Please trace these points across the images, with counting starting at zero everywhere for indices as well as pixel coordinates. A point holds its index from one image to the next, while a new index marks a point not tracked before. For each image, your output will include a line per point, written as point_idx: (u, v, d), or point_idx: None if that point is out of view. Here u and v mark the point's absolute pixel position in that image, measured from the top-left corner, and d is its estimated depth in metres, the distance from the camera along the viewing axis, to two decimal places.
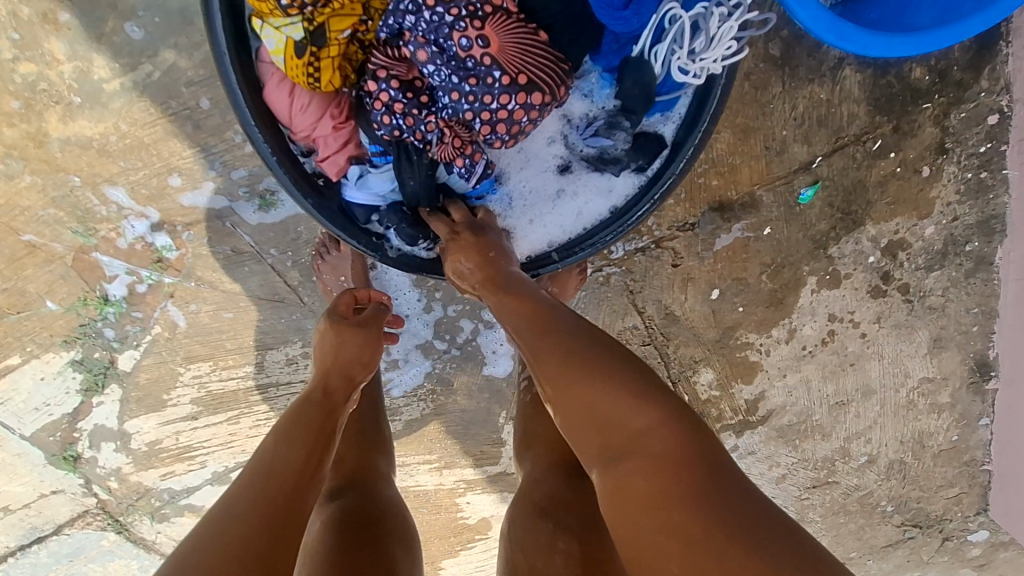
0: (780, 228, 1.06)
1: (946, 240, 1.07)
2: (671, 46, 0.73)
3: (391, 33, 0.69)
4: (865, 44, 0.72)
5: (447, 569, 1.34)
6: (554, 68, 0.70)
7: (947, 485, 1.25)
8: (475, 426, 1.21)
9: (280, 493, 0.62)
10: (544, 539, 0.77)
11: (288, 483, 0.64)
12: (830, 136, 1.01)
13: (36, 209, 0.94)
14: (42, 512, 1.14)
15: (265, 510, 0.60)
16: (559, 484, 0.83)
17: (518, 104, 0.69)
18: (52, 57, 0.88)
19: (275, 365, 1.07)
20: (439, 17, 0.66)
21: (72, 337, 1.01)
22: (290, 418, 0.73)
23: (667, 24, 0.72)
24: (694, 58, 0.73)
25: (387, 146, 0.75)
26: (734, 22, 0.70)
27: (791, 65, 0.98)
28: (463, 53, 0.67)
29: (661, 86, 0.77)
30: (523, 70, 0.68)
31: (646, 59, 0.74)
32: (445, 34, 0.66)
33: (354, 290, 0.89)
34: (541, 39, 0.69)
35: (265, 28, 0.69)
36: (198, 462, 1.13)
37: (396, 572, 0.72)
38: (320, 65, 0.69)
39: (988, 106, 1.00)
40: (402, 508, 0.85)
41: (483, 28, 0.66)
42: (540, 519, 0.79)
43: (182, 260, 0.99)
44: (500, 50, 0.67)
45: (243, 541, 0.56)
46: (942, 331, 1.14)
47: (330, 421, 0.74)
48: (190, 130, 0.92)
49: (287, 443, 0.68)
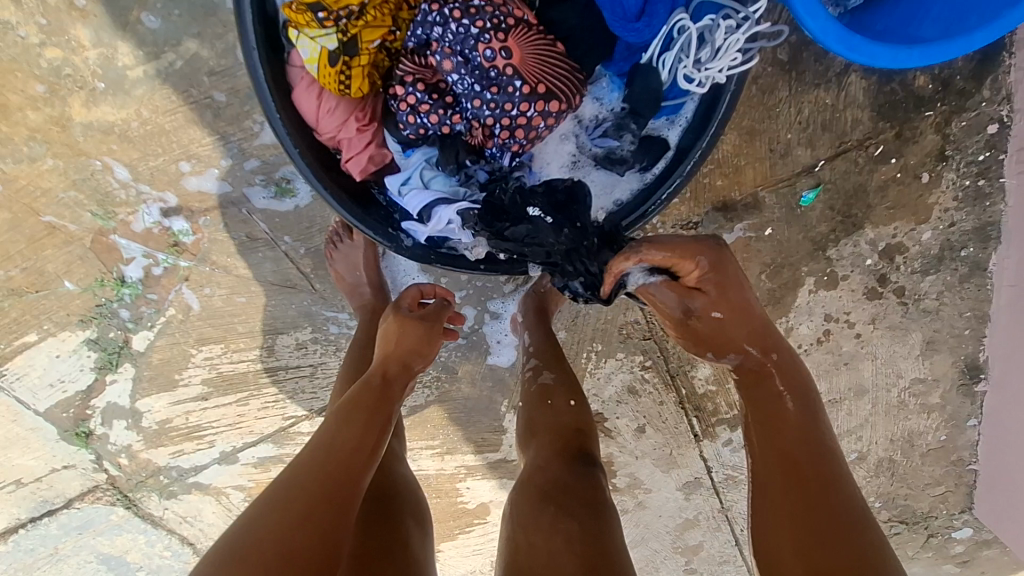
0: (781, 229, 1.08)
1: (943, 245, 1.10)
2: (677, 55, 0.76)
3: (418, 42, 0.73)
4: (873, 54, 0.72)
5: (446, 552, 1.38)
6: (571, 78, 0.74)
7: (934, 483, 1.29)
8: (477, 413, 1.24)
9: (341, 470, 0.67)
10: (546, 521, 0.80)
11: (348, 460, 0.69)
12: (834, 140, 1.03)
13: (57, 191, 0.96)
14: (53, 486, 1.17)
15: (324, 483, 0.65)
16: (563, 469, 0.87)
17: (536, 112, 0.73)
18: (77, 43, 0.90)
19: (285, 349, 1.09)
20: (465, 29, 0.70)
21: (89, 317, 1.04)
22: (351, 398, 0.77)
23: (676, 34, 0.75)
24: (700, 67, 0.76)
25: (413, 142, 0.79)
26: (742, 36, 0.72)
27: (798, 71, 1.00)
28: (487, 64, 0.70)
29: (667, 92, 0.80)
30: (541, 80, 0.72)
31: (654, 65, 0.77)
32: (470, 46, 0.70)
33: (420, 286, 0.94)
34: (559, 50, 0.73)
35: (300, 39, 0.72)
36: (206, 441, 1.16)
37: (411, 548, 0.75)
38: (351, 73, 0.73)
39: (988, 115, 1.02)
40: (415, 484, 0.89)
41: (506, 40, 0.70)
42: (542, 502, 0.82)
43: (197, 245, 1.01)
44: (521, 61, 0.71)
45: (302, 511, 0.62)
46: (935, 334, 1.18)
47: (387, 403, 0.78)
48: (209, 119, 0.94)
49: (345, 422, 0.73)
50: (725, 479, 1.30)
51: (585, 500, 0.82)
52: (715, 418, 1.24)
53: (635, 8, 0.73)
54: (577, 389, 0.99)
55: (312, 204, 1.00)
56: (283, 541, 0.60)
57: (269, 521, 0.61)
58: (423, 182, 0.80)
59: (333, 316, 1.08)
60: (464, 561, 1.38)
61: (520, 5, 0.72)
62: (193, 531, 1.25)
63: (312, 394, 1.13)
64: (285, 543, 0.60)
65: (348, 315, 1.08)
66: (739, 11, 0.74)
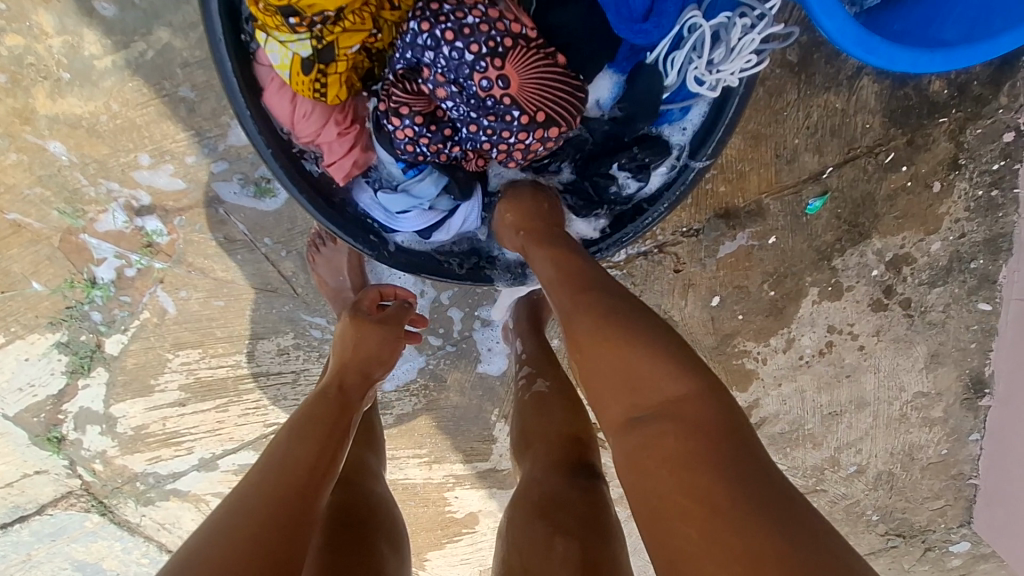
0: (785, 237, 1.04)
1: (952, 256, 1.06)
2: (688, 54, 0.70)
3: (408, 65, 0.67)
4: (891, 57, 0.68)
5: (432, 561, 1.33)
6: (573, 99, 0.68)
7: (934, 497, 1.26)
8: (466, 422, 1.20)
9: (300, 476, 0.62)
10: (539, 540, 0.75)
11: (314, 472, 0.64)
12: (843, 146, 0.99)
13: (22, 187, 0.91)
14: (24, 492, 1.12)
15: (283, 496, 0.59)
16: (559, 482, 0.82)
17: (534, 140, 0.68)
18: (40, 30, 0.84)
19: (266, 354, 1.05)
20: (459, 53, 0.64)
21: (58, 319, 0.99)
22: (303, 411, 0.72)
23: (685, 32, 0.69)
24: (712, 69, 0.70)
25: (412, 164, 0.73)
26: (758, 35, 0.67)
27: (807, 73, 0.95)
28: (484, 93, 0.65)
29: (673, 95, 0.74)
30: (541, 107, 0.66)
31: (660, 67, 0.71)
32: (465, 73, 0.64)
33: (380, 287, 0.92)
34: (560, 67, 0.67)
35: (270, 42, 0.66)
36: (184, 448, 1.12)
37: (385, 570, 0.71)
38: (327, 81, 0.68)
39: (1005, 123, 0.98)
40: (392, 504, 0.85)
41: (503, 66, 0.64)
42: (536, 519, 0.78)
43: (173, 245, 0.96)
44: (520, 90, 0.65)
45: (251, 535, 0.54)
46: (940, 347, 1.14)
47: (345, 417, 0.74)
48: (184, 113, 0.89)
49: (299, 438, 0.67)
50: None
51: (584, 516, 0.77)
52: None
53: (642, 8, 0.67)
54: (574, 398, 0.95)
55: (294, 205, 0.95)
56: (238, 555, 0.53)
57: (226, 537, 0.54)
58: (429, 208, 0.76)
59: (315, 321, 1.03)
60: (451, 570, 1.34)
61: (517, 18, 0.65)
62: (170, 539, 1.20)
63: (293, 401, 1.09)
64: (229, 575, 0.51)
65: (333, 320, 1.04)
66: (756, 7, 0.68)
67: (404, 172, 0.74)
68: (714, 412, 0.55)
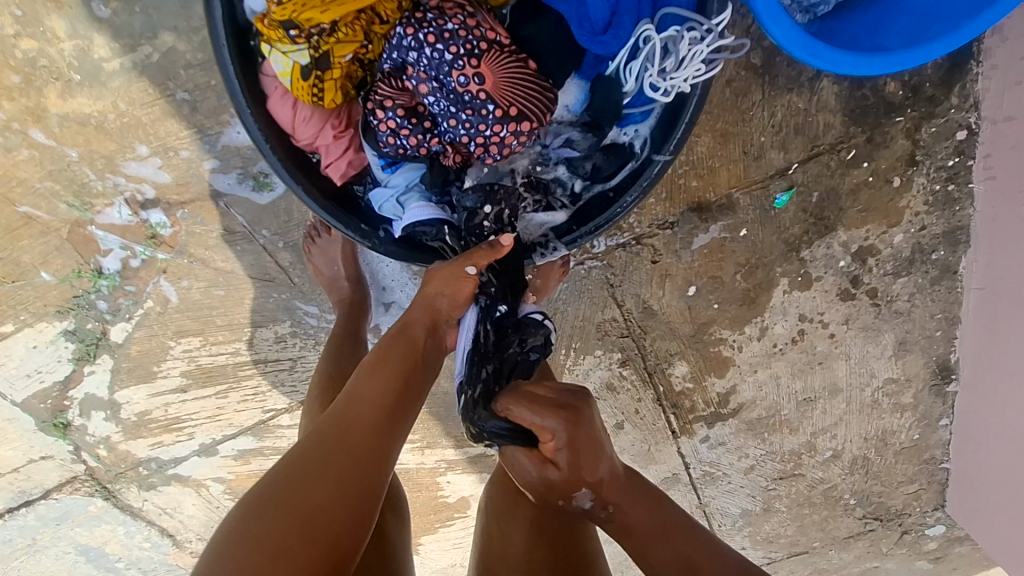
0: (756, 230, 1.10)
1: (914, 248, 1.12)
2: (644, 64, 0.77)
3: (394, 65, 0.74)
4: (835, 61, 0.74)
5: (426, 545, 1.39)
6: (541, 97, 0.74)
7: (907, 481, 1.32)
8: (457, 408, 1.25)
9: (360, 445, 0.69)
10: (518, 512, 0.87)
11: (372, 445, 0.70)
12: (807, 143, 1.05)
13: (33, 181, 0.96)
14: (31, 477, 1.17)
15: (348, 441, 0.68)
16: None
17: (509, 132, 0.73)
18: (52, 35, 0.90)
19: (264, 342, 1.10)
20: (439, 54, 0.70)
21: (66, 307, 1.04)
22: (371, 364, 0.77)
23: (642, 43, 0.76)
24: (665, 76, 0.76)
25: (393, 157, 0.79)
26: (706, 47, 0.73)
27: (770, 75, 1.01)
28: (461, 88, 0.71)
29: (633, 100, 0.80)
30: (514, 103, 0.72)
31: (620, 75, 0.78)
32: (445, 71, 0.71)
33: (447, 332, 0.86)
34: (531, 70, 0.73)
35: (272, 52, 0.72)
36: (186, 433, 1.17)
37: (386, 535, 0.88)
38: (324, 87, 0.74)
39: (957, 122, 1.04)
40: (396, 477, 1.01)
41: (479, 65, 0.71)
42: (517, 495, 0.88)
43: (176, 237, 1.02)
44: (494, 86, 0.71)
45: (328, 464, 0.66)
46: (906, 335, 1.20)
47: (413, 385, 0.78)
48: (187, 112, 0.94)
49: (370, 379, 0.75)
50: (702, 475, 1.32)
51: None
52: (692, 416, 1.26)
53: (602, 22, 0.75)
54: None
55: (290, 199, 1.01)
56: (320, 482, 0.64)
57: (288, 484, 0.64)
58: (399, 205, 0.82)
59: (311, 310, 1.09)
60: (445, 554, 1.40)
61: (492, 27, 0.72)
62: (173, 523, 1.25)
63: (291, 387, 1.14)
64: (311, 492, 0.63)
65: (328, 309, 1.09)
66: (703, 22, 0.74)
67: (385, 168, 0.81)
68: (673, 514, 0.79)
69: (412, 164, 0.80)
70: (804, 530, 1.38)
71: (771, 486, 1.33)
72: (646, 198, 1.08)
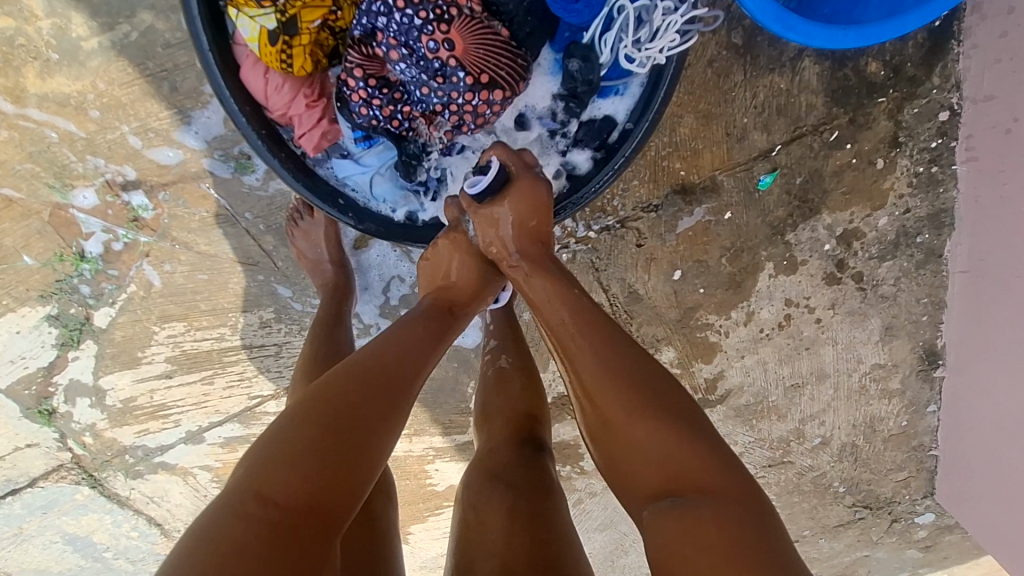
0: (740, 213, 1.10)
1: (899, 231, 1.12)
2: (618, 34, 0.77)
3: (364, 32, 0.73)
4: (809, 33, 0.75)
5: (415, 534, 1.36)
6: (514, 66, 0.75)
7: (896, 469, 1.32)
8: (443, 395, 1.21)
9: (379, 380, 0.64)
10: (496, 502, 0.80)
11: (389, 384, 0.64)
12: (789, 125, 1.05)
13: (13, 163, 0.96)
14: (16, 465, 1.17)
15: (374, 370, 0.64)
16: (513, 453, 0.88)
17: (481, 101, 0.74)
18: (30, 13, 0.89)
19: (249, 327, 1.10)
20: (409, 19, 0.70)
21: (49, 292, 1.04)
22: (288, 441, 0.57)
23: (615, 14, 0.77)
24: (640, 47, 0.77)
25: (368, 130, 0.79)
26: (680, 17, 0.74)
27: (751, 55, 1.02)
28: (431, 55, 0.71)
29: (609, 73, 0.81)
30: (485, 70, 0.73)
31: (595, 45, 0.78)
32: (414, 37, 0.71)
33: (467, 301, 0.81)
34: (503, 38, 0.74)
35: (240, 17, 0.72)
36: (171, 421, 1.16)
37: (377, 525, 0.81)
38: (292, 53, 0.74)
39: (939, 103, 1.05)
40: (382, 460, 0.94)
41: (450, 31, 0.70)
42: (492, 484, 0.83)
43: (158, 220, 1.01)
44: (464, 52, 0.71)
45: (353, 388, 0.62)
46: (893, 320, 1.19)
47: (355, 466, 0.58)
48: (166, 92, 0.94)
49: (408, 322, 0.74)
50: None
51: (533, 479, 0.83)
52: None
53: None
54: (533, 375, 0.99)
55: (273, 180, 1.01)
56: (338, 397, 0.60)
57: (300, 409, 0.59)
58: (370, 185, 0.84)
59: (295, 294, 1.09)
60: (434, 543, 1.37)
61: None
62: (160, 512, 1.25)
63: (277, 373, 1.13)
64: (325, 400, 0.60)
65: (311, 293, 1.09)
66: None
67: (359, 142, 0.81)
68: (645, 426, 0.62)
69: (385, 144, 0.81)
70: (794, 519, 1.38)
71: (760, 474, 1.33)
72: (630, 179, 1.08)
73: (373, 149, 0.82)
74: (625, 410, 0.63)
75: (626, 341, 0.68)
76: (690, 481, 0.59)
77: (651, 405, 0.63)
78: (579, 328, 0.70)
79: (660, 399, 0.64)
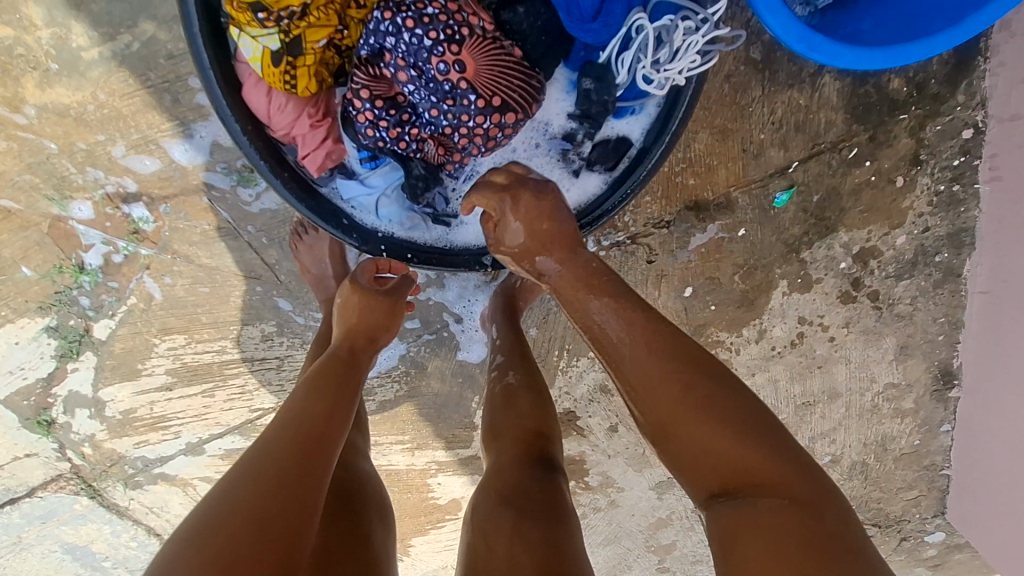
0: (754, 229, 1.07)
1: (917, 250, 1.09)
2: (636, 55, 0.74)
3: (371, 52, 0.71)
4: (835, 54, 0.73)
5: (416, 547, 1.33)
6: (527, 87, 0.72)
7: (907, 488, 1.29)
8: (447, 410, 1.19)
9: (270, 457, 0.61)
10: (505, 526, 0.77)
11: (282, 452, 0.61)
12: (808, 141, 1.02)
13: (12, 173, 0.94)
14: (15, 475, 1.15)
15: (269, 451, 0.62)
16: (523, 474, 0.84)
17: (492, 124, 0.72)
18: (29, 22, 0.87)
19: (250, 340, 1.08)
20: (418, 40, 0.68)
21: (48, 303, 1.02)
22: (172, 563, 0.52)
23: (633, 34, 0.73)
24: (659, 68, 0.74)
25: (375, 150, 0.77)
26: (701, 37, 0.71)
27: (770, 69, 0.99)
28: (441, 77, 0.69)
29: (623, 94, 0.79)
30: (497, 92, 0.70)
31: (611, 65, 0.76)
32: (423, 58, 0.68)
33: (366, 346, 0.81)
34: (515, 58, 0.71)
35: (242, 37, 0.70)
36: (171, 432, 1.14)
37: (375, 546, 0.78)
38: (296, 73, 0.72)
39: (962, 120, 1.02)
40: (379, 482, 0.91)
41: (460, 52, 0.68)
42: (501, 506, 0.79)
43: (159, 233, 0.99)
44: (476, 74, 0.69)
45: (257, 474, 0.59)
46: (908, 339, 1.16)
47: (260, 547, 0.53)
48: (168, 103, 0.92)
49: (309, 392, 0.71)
50: None
51: (544, 502, 0.79)
52: None
53: (591, 9, 0.73)
54: (542, 394, 0.96)
55: (266, 198, 0.99)
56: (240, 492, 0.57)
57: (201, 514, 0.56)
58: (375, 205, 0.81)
59: (298, 308, 1.07)
60: (435, 557, 1.34)
61: (475, 11, 0.69)
62: (159, 522, 1.23)
63: (278, 386, 1.11)
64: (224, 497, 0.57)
65: (313, 307, 1.07)
66: (698, 12, 0.73)
67: (364, 163, 0.80)
68: (723, 437, 0.60)
69: (391, 165, 0.80)
70: None
71: None
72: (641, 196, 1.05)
73: (381, 169, 0.80)
74: (685, 415, 0.61)
75: (691, 348, 0.66)
76: (748, 484, 0.58)
77: (727, 420, 0.60)
78: (627, 330, 0.68)
79: (734, 409, 0.61)
